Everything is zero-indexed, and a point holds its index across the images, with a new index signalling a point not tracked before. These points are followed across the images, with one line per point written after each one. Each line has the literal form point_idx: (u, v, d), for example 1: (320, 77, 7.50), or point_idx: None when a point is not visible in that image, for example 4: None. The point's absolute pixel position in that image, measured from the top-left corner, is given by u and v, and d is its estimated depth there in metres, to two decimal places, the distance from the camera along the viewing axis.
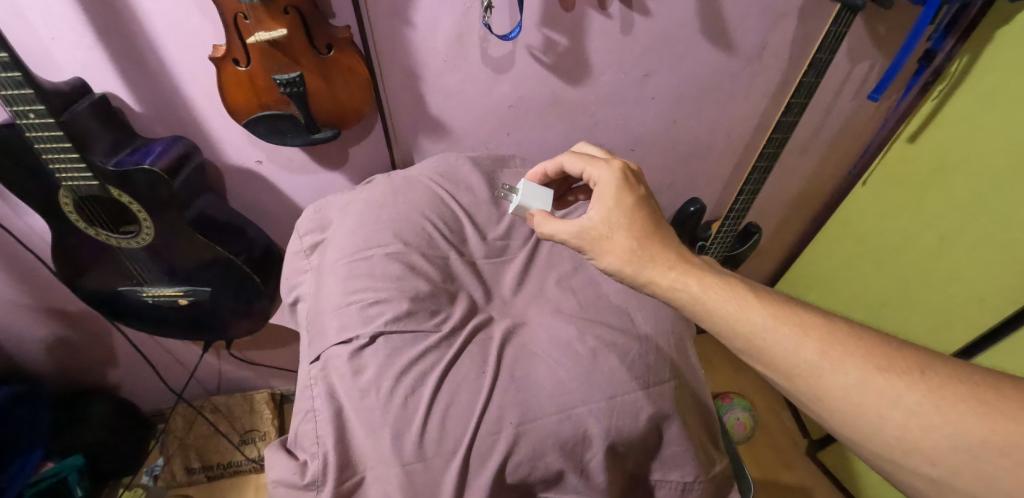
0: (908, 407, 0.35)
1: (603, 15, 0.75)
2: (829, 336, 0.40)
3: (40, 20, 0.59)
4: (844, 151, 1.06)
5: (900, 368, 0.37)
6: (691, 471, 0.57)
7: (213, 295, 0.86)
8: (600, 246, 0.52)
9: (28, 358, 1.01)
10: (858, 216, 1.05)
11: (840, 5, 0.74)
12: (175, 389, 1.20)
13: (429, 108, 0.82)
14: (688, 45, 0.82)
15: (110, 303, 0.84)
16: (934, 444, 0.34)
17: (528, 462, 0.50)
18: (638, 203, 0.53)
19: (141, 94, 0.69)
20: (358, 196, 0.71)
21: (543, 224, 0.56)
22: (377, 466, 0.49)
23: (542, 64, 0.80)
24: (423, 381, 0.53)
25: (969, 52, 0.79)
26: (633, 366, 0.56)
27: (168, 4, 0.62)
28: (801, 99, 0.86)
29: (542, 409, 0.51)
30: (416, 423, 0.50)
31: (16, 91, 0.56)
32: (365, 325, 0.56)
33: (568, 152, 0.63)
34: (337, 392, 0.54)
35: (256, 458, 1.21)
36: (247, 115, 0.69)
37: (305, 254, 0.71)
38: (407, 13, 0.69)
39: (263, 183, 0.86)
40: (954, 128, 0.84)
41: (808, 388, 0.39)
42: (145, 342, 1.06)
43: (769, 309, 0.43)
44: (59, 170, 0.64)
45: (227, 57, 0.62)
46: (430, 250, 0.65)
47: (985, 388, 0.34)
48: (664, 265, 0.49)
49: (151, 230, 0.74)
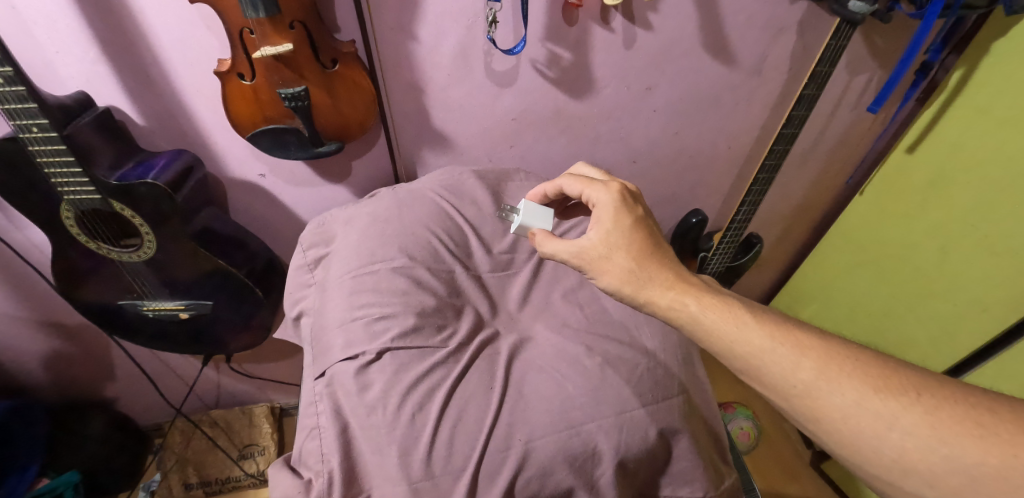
0: (906, 428, 0.35)
1: (605, 29, 0.76)
2: (827, 355, 0.40)
3: (44, 34, 0.59)
4: (844, 162, 1.06)
5: (896, 388, 0.37)
6: (701, 486, 0.56)
7: (215, 308, 0.85)
8: (600, 266, 0.52)
9: (24, 372, 0.99)
10: (856, 227, 1.06)
11: (840, 19, 0.75)
12: (174, 404, 1.18)
13: (433, 121, 0.83)
14: (689, 59, 0.82)
15: (109, 316, 0.83)
16: (931, 466, 0.34)
17: (537, 479, 0.49)
18: (636, 223, 0.53)
19: (145, 108, 0.69)
20: (361, 210, 0.71)
21: (544, 243, 0.56)
22: (384, 484, 0.48)
23: (545, 77, 0.80)
24: (430, 398, 0.52)
25: (966, 64, 0.80)
26: (641, 381, 0.56)
27: (174, 19, 0.62)
28: (801, 112, 0.87)
29: (551, 425, 0.51)
30: (424, 441, 0.49)
31: (19, 105, 0.56)
32: (372, 341, 0.56)
33: (567, 174, 0.63)
34: (343, 408, 0.53)
35: (255, 473, 1.20)
36: (251, 129, 0.69)
37: (309, 268, 0.70)
38: (411, 28, 0.70)
39: (266, 196, 0.86)
40: (948, 141, 0.85)
41: (804, 409, 0.39)
42: (143, 356, 1.04)
43: (766, 329, 0.43)
44: (61, 184, 0.64)
45: (232, 71, 0.62)
46: (436, 265, 0.65)
47: (980, 410, 0.34)
48: (663, 285, 0.49)
49: (153, 243, 0.74)
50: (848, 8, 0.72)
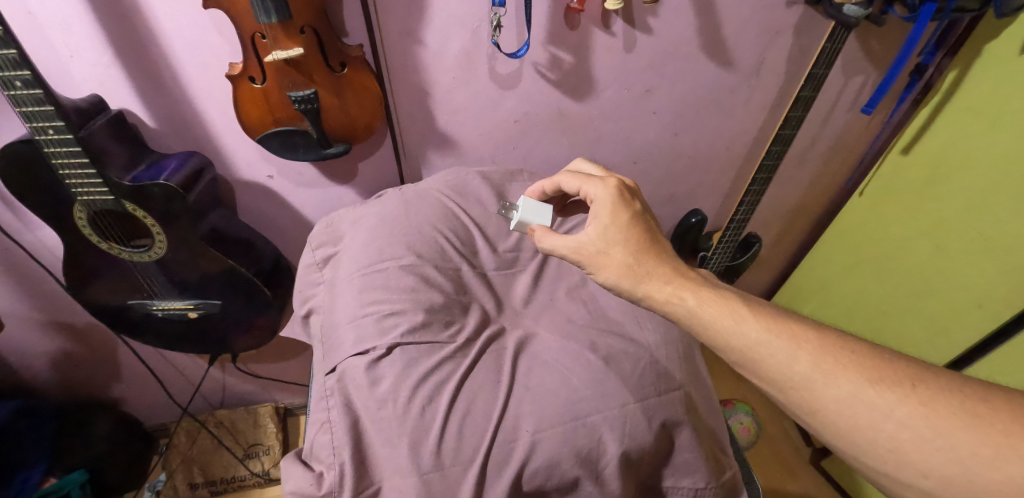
0: (901, 419, 0.36)
1: (607, 33, 0.77)
2: (823, 348, 0.41)
3: (60, 39, 0.60)
4: (841, 162, 1.08)
5: (891, 380, 0.38)
6: (702, 477, 0.58)
7: (224, 307, 0.87)
8: (599, 261, 0.53)
9: (31, 372, 1.00)
10: (852, 226, 1.08)
11: (835, 22, 0.77)
12: (180, 403, 1.19)
13: (438, 123, 0.84)
14: (688, 62, 0.84)
15: (119, 315, 0.84)
16: (927, 457, 0.35)
17: (544, 470, 0.50)
18: (634, 219, 0.55)
19: (156, 110, 0.71)
20: (370, 210, 0.72)
21: (544, 239, 0.58)
22: (394, 476, 0.49)
23: (548, 80, 0.82)
24: (440, 391, 0.53)
25: (958, 66, 0.83)
26: (644, 374, 0.57)
27: (185, 23, 0.63)
28: (799, 113, 0.88)
29: (557, 417, 0.52)
30: (434, 433, 0.50)
31: (36, 108, 0.57)
32: (381, 336, 0.57)
33: (565, 171, 0.65)
34: (354, 403, 0.55)
35: (260, 472, 1.21)
36: (261, 131, 0.70)
37: (317, 267, 0.72)
38: (418, 32, 0.71)
39: (274, 197, 0.87)
40: (943, 142, 0.87)
41: (801, 400, 0.41)
42: (150, 355, 1.05)
43: (763, 322, 0.44)
44: (74, 185, 0.65)
45: (243, 75, 0.63)
46: (442, 262, 0.66)
47: (975, 401, 0.36)
48: (661, 280, 0.50)
49: (164, 243, 0.75)
50: (843, 11, 0.74)
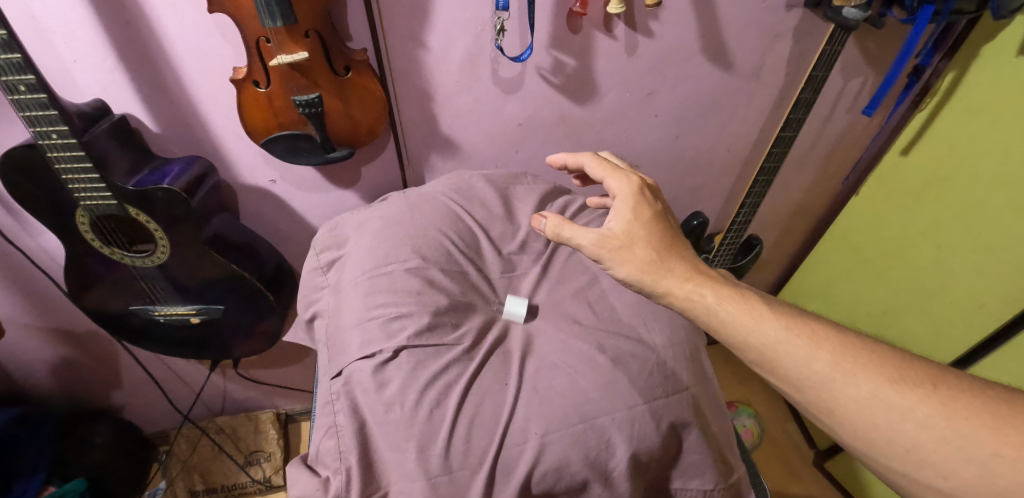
0: (920, 419, 0.36)
1: (609, 37, 0.78)
2: (841, 348, 0.41)
3: (63, 43, 0.60)
4: (840, 163, 1.09)
5: (912, 380, 0.38)
6: (710, 479, 0.58)
7: (225, 313, 0.86)
8: (619, 255, 0.52)
9: (30, 380, 0.99)
10: (856, 227, 1.08)
11: (834, 25, 0.77)
12: (181, 409, 1.19)
13: (441, 128, 0.84)
14: (689, 65, 0.85)
15: (120, 321, 0.84)
16: (945, 457, 0.35)
17: (553, 472, 0.50)
18: (656, 217, 0.54)
19: (160, 115, 0.71)
20: (377, 213, 0.73)
21: (562, 229, 0.55)
22: (401, 480, 0.49)
23: (551, 84, 0.83)
24: (447, 393, 0.53)
25: (956, 68, 0.83)
26: (651, 376, 0.57)
27: (188, 28, 0.63)
28: (800, 115, 0.89)
29: (565, 419, 0.52)
30: (441, 437, 0.50)
31: (40, 112, 0.57)
32: (387, 340, 0.57)
33: (592, 154, 0.64)
34: (360, 406, 0.55)
35: (261, 479, 1.21)
36: (264, 134, 0.70)
37: (323, 270, 0.72)
38: (421, 36, 0.72)
39: (276, 202, 0.87)
40: (944, 142, 0.87)
41: (819, 401, 0.40)
42: (151, 362, 1.05)
43: (782, 321, 0.44)
44: (77, 190, 0.65)
45: (247, 78, 0.63)
46: (449, 265, 0.66)
47: (997, 402, 0.36)
48: (681, 277, 0.50)
49: (167, 249, 0.75)
50: (842, 14, 0.74)
